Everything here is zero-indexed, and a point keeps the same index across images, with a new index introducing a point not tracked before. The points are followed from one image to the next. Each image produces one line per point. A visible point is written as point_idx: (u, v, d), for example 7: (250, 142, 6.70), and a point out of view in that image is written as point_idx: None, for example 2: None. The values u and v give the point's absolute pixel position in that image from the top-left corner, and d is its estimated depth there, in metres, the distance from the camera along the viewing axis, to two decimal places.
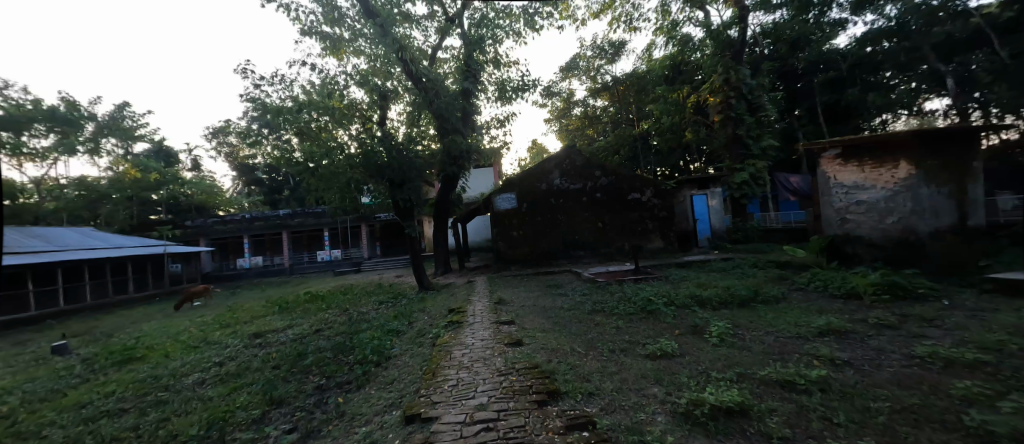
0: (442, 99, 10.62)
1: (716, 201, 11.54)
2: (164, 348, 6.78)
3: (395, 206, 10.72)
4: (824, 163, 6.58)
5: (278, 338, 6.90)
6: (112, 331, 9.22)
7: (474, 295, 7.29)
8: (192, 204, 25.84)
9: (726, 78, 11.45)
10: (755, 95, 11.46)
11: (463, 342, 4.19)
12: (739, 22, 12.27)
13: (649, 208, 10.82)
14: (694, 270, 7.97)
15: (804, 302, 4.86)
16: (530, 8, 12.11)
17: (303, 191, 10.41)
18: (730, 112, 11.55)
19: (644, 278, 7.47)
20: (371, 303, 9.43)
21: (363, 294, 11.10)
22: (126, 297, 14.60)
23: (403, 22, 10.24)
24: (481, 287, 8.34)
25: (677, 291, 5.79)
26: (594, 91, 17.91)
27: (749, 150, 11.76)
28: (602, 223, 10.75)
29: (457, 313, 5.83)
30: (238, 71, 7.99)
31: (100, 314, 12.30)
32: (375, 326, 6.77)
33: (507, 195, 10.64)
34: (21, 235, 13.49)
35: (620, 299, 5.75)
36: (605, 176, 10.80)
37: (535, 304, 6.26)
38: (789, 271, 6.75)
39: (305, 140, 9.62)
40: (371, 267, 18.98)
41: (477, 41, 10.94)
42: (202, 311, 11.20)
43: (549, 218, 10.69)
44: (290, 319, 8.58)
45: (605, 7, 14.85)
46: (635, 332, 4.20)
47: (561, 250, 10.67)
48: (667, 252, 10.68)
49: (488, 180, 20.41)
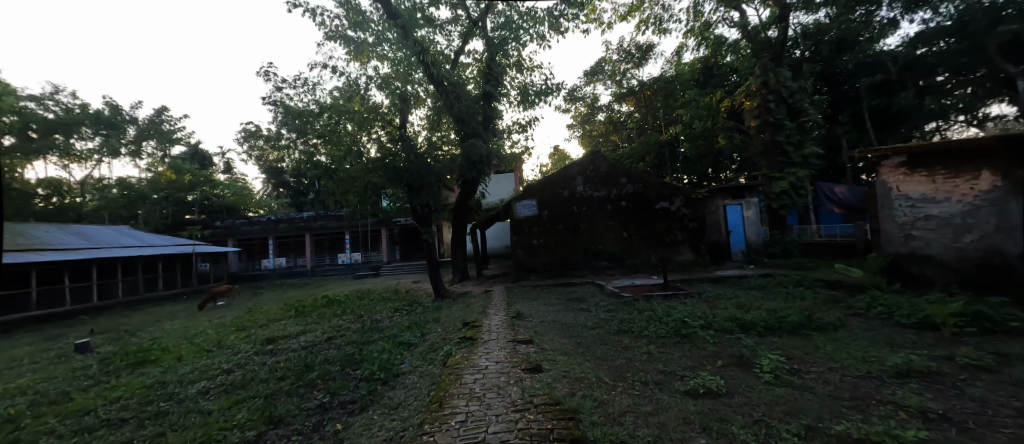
0: (463, 103, 10.40)
1: (752, 212, 10.77)
2: (177, 351, 6.70)
3: (413, 211, 10.53)
4: (887, 173, 5.92)
5: (289, 346, 6.72)
6: (135, 330, 9.35)
7: (491, 307, 6.91)
8: (223, 205, 26.72)
9: (764, 81, 10.74)
10: (797, 99, 10.70)
11: (476, 363, 3.79)
12: (778, 23, 11.56)
13: (679, 218, 10.18)
14: (730, 288, 7.31)
15: (867, 332, 4.23)
16: (555, 10, 11.80)
17: (322, 194, 10.34)
18: (768, 117, 10.82)
19: (675, 295, 6.90)
20: (386, 310, 9.21)
21: (378, 299, 10.92)
22: (155, 294, 15.01)
23: (426, 26, 10.14)
24: (498, 298, 7.95)
25: (714, 312, 5.23)
26: (620, 96, 17.38)
27: (789, 158, 10.98)
28: (628, 233, 10.19)
29: (471, 328, 5.45)
30: (260, 73, 7.99)
31: (129, 310, 12.63)
32: (387, 337, 6.50)
33: (527, 202, 10.25)
34: (61, 233, 14.08)
35: (650, 319, 5.24)
36: (631, 184, 10.26)
37: (555, 320, 5.81)
38: (841, 293, 6.04)
39: (326, 143, 9.55)
40: (389, 272, 18.96)
41: (500, 44, 10.70)
42: (223, 311, 11.30)
43: (571, 226, 10.23)
44: (305, 324, 8.44)
45: (632, 9, 14.37)
46: (670, 361, 3.69)
47: (583, 260, 10.17)
48: (697, 265, 10.00)
49: (508, 186, 20.12)
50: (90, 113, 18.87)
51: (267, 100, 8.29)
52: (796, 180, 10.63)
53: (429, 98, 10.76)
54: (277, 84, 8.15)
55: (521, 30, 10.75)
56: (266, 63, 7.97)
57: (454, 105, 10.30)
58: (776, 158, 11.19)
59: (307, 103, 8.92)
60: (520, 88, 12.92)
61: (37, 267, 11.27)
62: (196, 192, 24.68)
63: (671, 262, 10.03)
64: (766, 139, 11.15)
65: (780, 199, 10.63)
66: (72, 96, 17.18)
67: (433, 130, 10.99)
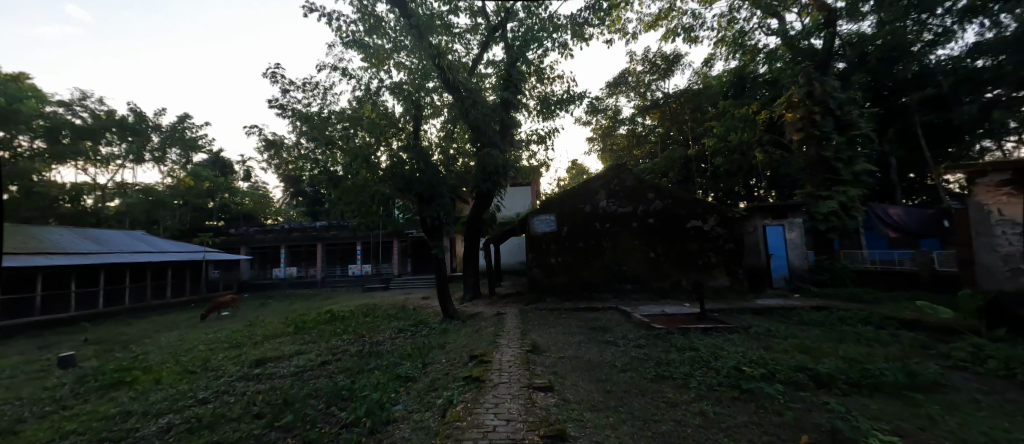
0: (481, 110, 9.82)
1: (796, 234, 9.56)
2: (157, 372, 6.08)
3: (423, 224, 9.90)
4: (995, 188, 4.55)
5: (278, 370, 6.04)
6: (129, 341, 8.89)
7: (503, 335, 6.10)
8: (241, 213, 26.87)
9: (809, 91, 9.80)
10: (846, 110, 9.72)
11: (483, 421, 2.97)
12: (824, 30, 10.66)
13: (713, 238, 9.23)
14: (781, 322, 6.31)
15: (988, 397, 3.28)
16: (579, 17, 11.23)
17: (329, 204, 9.81)
18: (814, 130, 9.84)
19: (716, 328, 5.96)
20: (389, 331, 8.50)
21: (384, 317, 10.25)
22: (162, 302, 14.73)
23: (445, 32, 9.65)
24: (513, 323, 7.14)
25: (774, 357, 4.30)
26: (643, 109, 16.66)
27: (838, 175, 9.93)
28: (655, 254, 9.28)
29: (479, 363, 4.64)
30: (267, 75, 7.50)
31: (133, 318, 12.30)
32: (385, 365, 5.75)
33: (545, 216, 9.49)
34: (75, 237, 14.02)
35: (695, 362, 4.35)
36: (659, 199, 9.40)
37: (578, 356, 4.97)
38: (926, 336, 5.02)
39: (335, 150, 9.05)
40: (399, 285, 18.38)
41: (520, 51, 10.14)
42: (224, 323, 10.80)
43: (593, 244, 9.38)
44: (302, 343, 7.78)
45: (660, 17, 13.69)
46: (736, 431, 2.82)
47: (605, 282, 9.29)
48: (734, 292, 8.98)
49: (524, 199, 19.42)
50: (116, 119, 19.16)
51: (273, 103, 7.83)
52: (847, 200, 9.57)
53: (446, 105, 10.27)
54: (286, 87, 7.70)
55: (543, 37, 10.19)
56: (273, 64, 7.52)
57: (470, 112, 9.69)
58: (822, 174, 10.16)
59: (317, 107, 8.45)
60: (541, 99, 12.31)
61: (44, 271, 11.04)
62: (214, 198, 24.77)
63: (704, 287, 9.04)
64: (810, 154, 10.14)
65: (828, 220, 9.56)
66: (99, 102, 17.48)
67: (448, 140, 10.50)
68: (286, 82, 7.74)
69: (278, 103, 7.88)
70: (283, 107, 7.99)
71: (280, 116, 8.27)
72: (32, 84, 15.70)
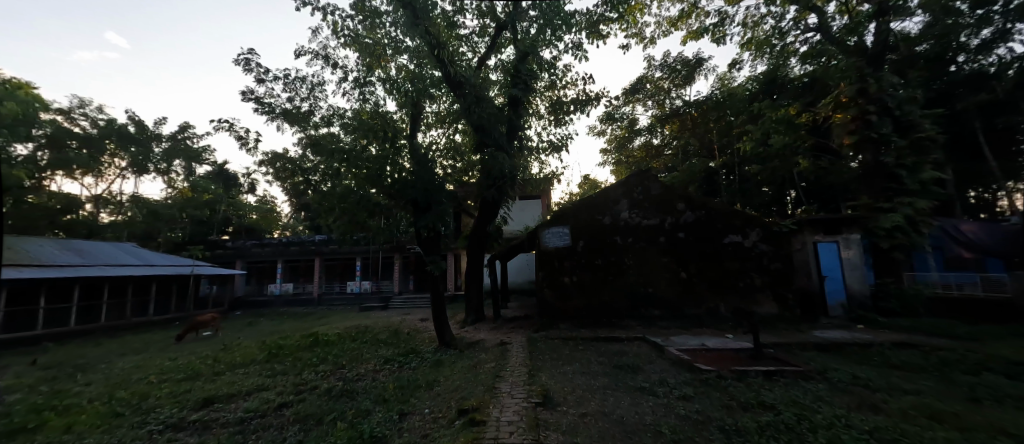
0: (487, 108, 8.62)
1: (854, 252, 8.20)
2: (73, 416, 4.86)
3: (419, 237, 8.73)
4: None
5: (223, 415, 4.79)
6: (80, 367, 7.76)
7: (507, 376, 4.77)
8: (243, 226, 26.21)
9: (862, 89, 8.58)
10: (908, 110, 8.43)
11: None
12: (877, 20, 9.39)
13: (755, 256, 7.85)
14: (866, 365, 4.88)
15: None
16: (594, 14, 10.25)
17: (314, 213, 8.74)
18: (871, 133, 8.56)
19: (782, 371, 4.60)
20: (374, 360, 7.25)
21: (373, 342, 9.02)
22: (144, 319, 13.73)
23: (449, 27, 8.68)
24: (519, 357, 5.84)
25: (903, 431, 2.92)
26: (661, 118, 15.55)
27: (900, 184, 8.52)
28: (687, 275, 7.93)
29: (470, 424, 3.33)
30: (239, 62, 6.50)
31: (105, 338, 11.24)
32: (352, 414, 4.45)
33: (558, 229, 8.25)
34: (56, 248, 13.15)
35: (782, 434, 2.98)
36: (691, 211, 8.12)
37: (606, 413, 3.64)
38: None
39: (320, 152, 7.99)
40: (399, 305, 17.20)
41: (530, 47, 9.10)
42: (198, 344, 9.70)
43: (613, 262, 8.08)
44: (269, 375, 6.55)
45: (684, 16, 12.63)
46: None
47: (628, 307, 7.93)
48: (783, 321, 7.53)
49: (534, 213, 18.22)
50: (116, 128, 18.76)
51: (247, 95, 6.81)
52: (914, 213, 8.14)
53: (449, 106, 9.25)
54: (262, 78, 6.70)
55: (556, 32, 9.17)
56: (247, 49, 6.53)
57: (473, 110, 8.51)
58: (881, 183, 8.79)
59: (301, 103, 7.44)
60: (553, 103, 11.20)
61: (10, 284, 10.14)
62: (214, 210, 24.01)
63: (747, 315, 7.61)
64: (866, 160, 8.86)
65: (892, 237, 8.15)
66: (98, 110, 17.09)
67: (450, 144, 9.41)
68: (263, 72, 6.74)
69: (253, 95, 6.87)
70: (260, 100, 6.98)
71: (257, 111, 7.23)
72: (33, 92, 15.41)
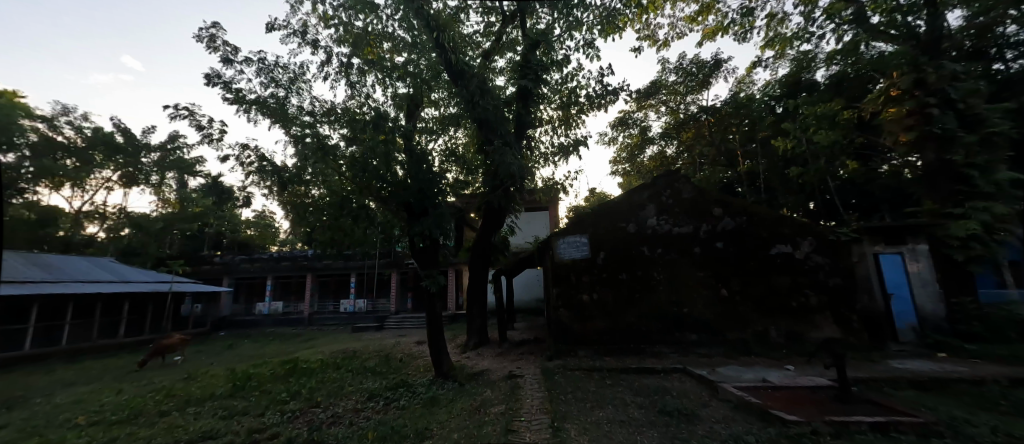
0: (493, 100, 7.46)
1: (922, 265, 7.60)
2: None
3: (415, 248, 7.56)
4: None
5: None
6: (7, 402, 6.52)
7: (521, 430, 3.50)
8: (236, 241, 25.17)
9: (919, 80, 7.56)
10: (974, 102, 7.35)
11: None
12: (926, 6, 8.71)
13: (810, 270, 6.65)
14: (1002, 415, 3.65)
15: None
16: (609, 6, 9.34)
17: (293, 221, 7.55)
18: (931, 128, 7.46)
19: (897, 424, 3.39)
20: (358, 395, 6.02)
21: (360, 370, 7.75)
22: (112, 341, 12.49)
23: (450, 20, 7.75)
24: (535, 397, 4.60)
25: None
26: (676, 125, 14.52)
27: (971, 186, 7.31)
28: (729, 293, 6.71)
29: None
30: (201, 37, 5.47)
31: (61, 364, 9.97)
32: None
33: (574, 239, 7.09)
34: (21, 261, 11.98)
35: None
36: (729, 217, 6.98)
37: None
38: None
39: (299, 148, 6.90)
40: (394, 326, 15.93)
41: (541, 38, 8.11)
42: (159, 373, 8.45)
43: (641, 278, 6.87)
44: (224, 416, 5.31)
45: (705, 12, 11.69)
46: None
47: (659, 331, 6.69)
48: (848, 348, 6.30)
49: (540, 227, 17.14)
50: (104, 136, 17.92)
51: (213, 79, 5.78)
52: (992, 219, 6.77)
53: (451, 105, 8.23)
54: (229, 57, 5.68)
55: (569, 22, 8.21)
56: (212, 23, 5.54)
57: (476, 102, 7.32)
58: (947, 186, 7.60)
59: (277, 91, 6.40)
60: (565, 106, 10.19)
61: None
62: (205, 224, 22.96)
63: (804, 341, 6.38)
64: (926, 159, 7.75)
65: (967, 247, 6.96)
66: (83, 117, 16.31)
67: (452, 147, 8.27)
68: (231, 52, 5.74)
69: (220, 80, 5.83)
70: (227, 85, 5.94)
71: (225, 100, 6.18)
72: (18, 99, 14.74)
